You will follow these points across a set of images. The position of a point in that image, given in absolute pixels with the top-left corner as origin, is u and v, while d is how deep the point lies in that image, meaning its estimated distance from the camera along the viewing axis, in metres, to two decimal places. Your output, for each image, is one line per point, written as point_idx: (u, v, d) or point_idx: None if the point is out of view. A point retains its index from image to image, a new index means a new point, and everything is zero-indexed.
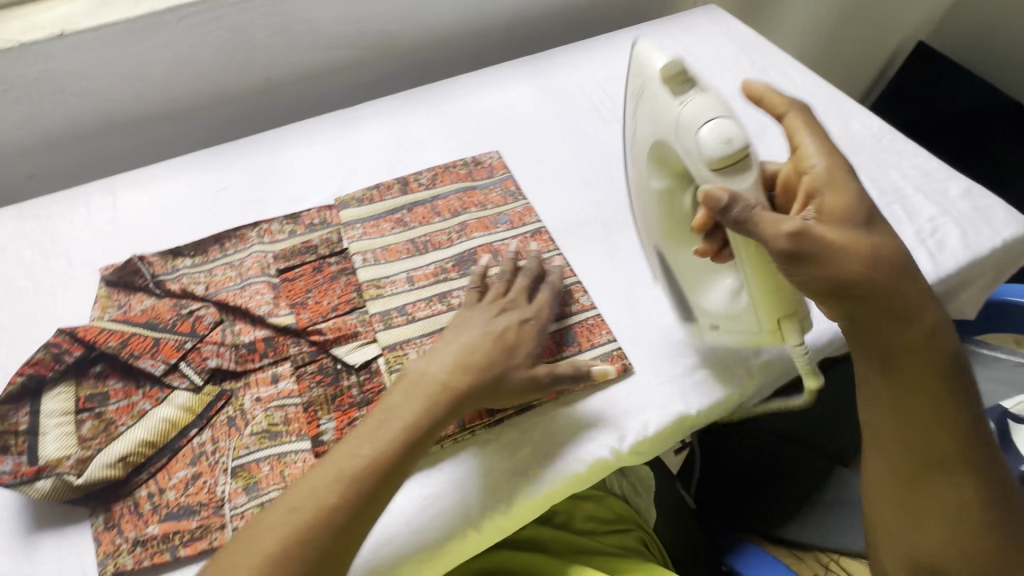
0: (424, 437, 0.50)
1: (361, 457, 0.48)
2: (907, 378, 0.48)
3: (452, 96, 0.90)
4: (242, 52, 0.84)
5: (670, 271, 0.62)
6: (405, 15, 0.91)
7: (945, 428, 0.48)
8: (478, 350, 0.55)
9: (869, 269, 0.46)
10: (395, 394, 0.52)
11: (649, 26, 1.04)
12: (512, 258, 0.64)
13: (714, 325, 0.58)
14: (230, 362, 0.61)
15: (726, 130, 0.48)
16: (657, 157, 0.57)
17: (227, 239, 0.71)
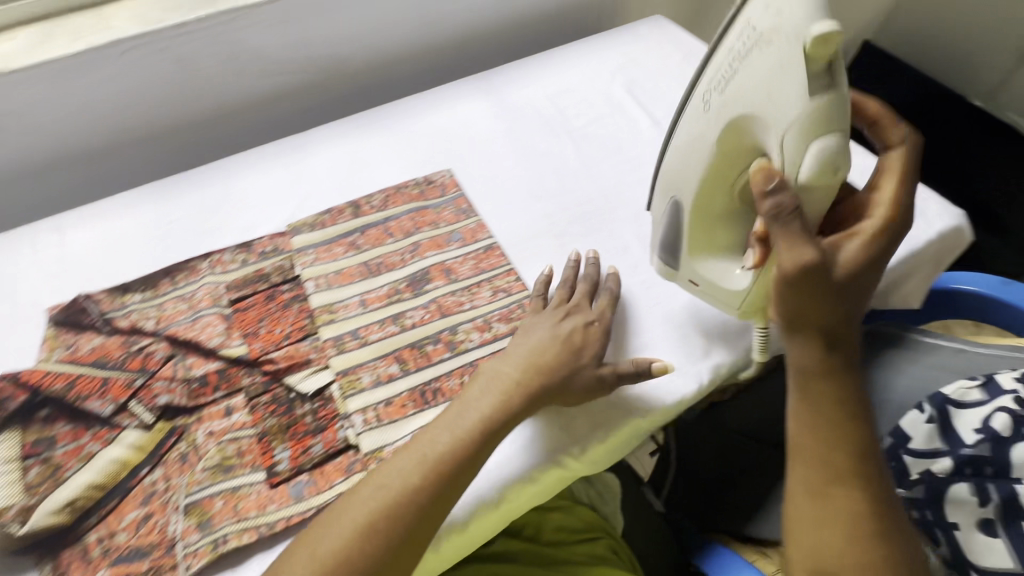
0: (497, 430, 0.54)
1: (441, 446, 0.52)
2: (820, 394, 0.51)
3: (404, 115, 0.91)
4: (189, 82, 0.84)
5: (672, 225, 0.64)
6: (353, 38, 0.91)
7: (847, 448, 0.50)
8: (550, 350, 0.58)
9: (824, 293, 0.49)
10: (472, 388, 0.56)
11: (598, 37, 1.06)
12: (572, 265, 0.68)
13: (693, 280, 0.64)
14: (182, 398, 0.61)
15: (830, 150, 0.49)
16: (734, 123, 0.53)
17: (178, 272, 0.71)
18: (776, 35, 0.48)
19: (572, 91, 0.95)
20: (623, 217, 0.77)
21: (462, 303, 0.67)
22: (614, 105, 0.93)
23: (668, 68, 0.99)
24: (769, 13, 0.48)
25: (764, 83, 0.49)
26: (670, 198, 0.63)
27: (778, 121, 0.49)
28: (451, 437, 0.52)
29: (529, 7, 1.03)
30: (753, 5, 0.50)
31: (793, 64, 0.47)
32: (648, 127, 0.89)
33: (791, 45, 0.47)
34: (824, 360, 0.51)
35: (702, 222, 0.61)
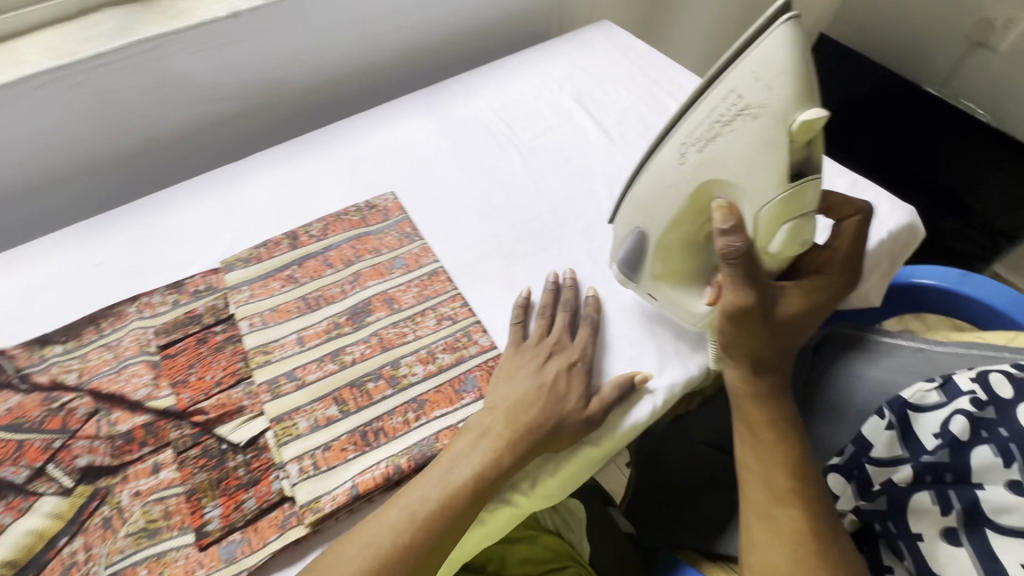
0: (487, 488, 0.52)
1: (431, 503, 0.50)
2: (759, 418, 0.57)
3: (345, 136, 0.87)
4: (114, 115, 0.80)
5: (632, 243, 0.62)
6: (289, 60, 0.88)
7: (787, 467, 0.55)
8: (539, 402, 0.55)
9: (761, 331, 0.54)
10: (459, 444, 0.53)
11: (546, 45, 1.04)
12: (552, 294, 0.66)
13: (654, 296, 0.63)
14: (105, 457, 0.57)
15: (798, 227, 0.51)
16: (708, 183, 0.53)
17: (103, 319, 0.67)
18: (763, 111, 0.46)
19: (519, 103, 0.93)
20: (572, 232, 0.75)
21: (405, 335, 0.64)
22: (562, 116, 0.91)
23: (617, 74, 0.97)
24: (758, 86, 0.46)
25: (747, 157, 0.49)
26: (633, 226, 0.61)
27: (754, 192, 0.50)
28: (440, 495, 0.50)
29: (473, 18, 1.00)
30: (740, 69, 0.47)
31: (776, 145, 0.47)
32: (596, 136, 0.87)
33: (778, 127, 0.46)
34: (756, 388, 0.57)
35: (666, 252, 0.60)
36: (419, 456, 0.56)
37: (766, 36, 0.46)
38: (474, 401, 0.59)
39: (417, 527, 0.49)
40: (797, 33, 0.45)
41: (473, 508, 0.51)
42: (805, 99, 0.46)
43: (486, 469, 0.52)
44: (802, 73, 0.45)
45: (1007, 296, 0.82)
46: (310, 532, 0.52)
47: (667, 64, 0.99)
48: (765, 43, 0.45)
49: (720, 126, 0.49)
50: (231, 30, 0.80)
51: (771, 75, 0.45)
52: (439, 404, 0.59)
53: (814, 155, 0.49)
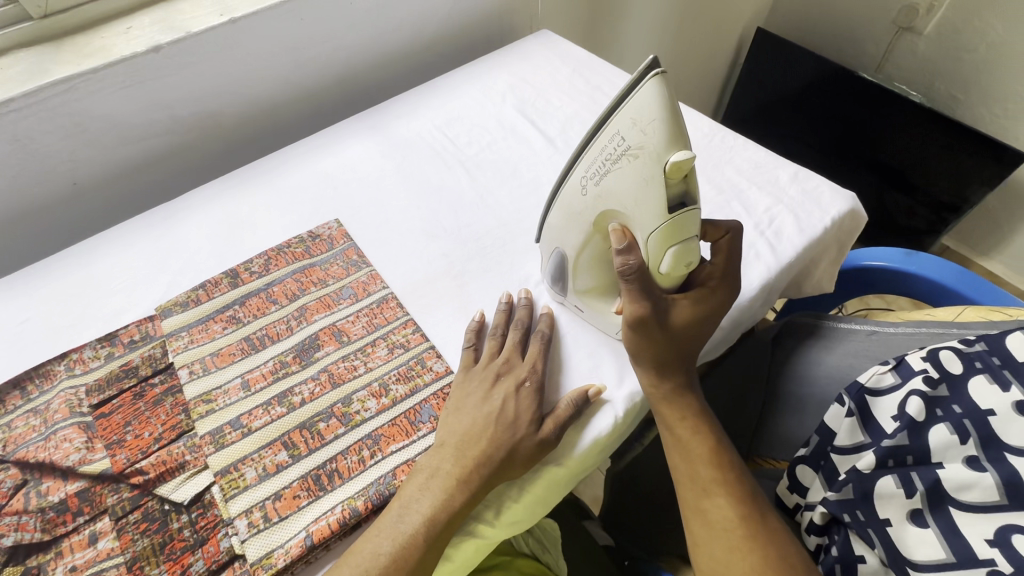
0: (442, 530, 0.50)
1: (385, 556, 0.48)
2: (672, 416, 0.58)
3: (285, 165, 0.85)
4: (33, 164, 0.75)
5: (557, 263, 0.60)
6: (220, 91, 0.85)
7: (707, 459, 0.56)
8: (486, 431, 0.54)
9: (658, 335, 0.55)
10: (410, 487, 0.52)
11: (487, 59, 1.03)
12: (503, 312, 0.64)
13: (580, 307, 0.63)
14: (35, 533, 0.52)
15: (682, 253, 0.50)
16: (605, 214, 0.52)
17: (30, 381, 0.62)
18: (642, 153, 0.46)
19: (463, 119, 0.91)
20: (524, 246, 0.74)
21: (356, 368, 0.62)
22: (507, 128, 0.90)
23: (559, 83, 0.97)
24: (635, 130, 0.45)
25: (632, 193, 0.48)
26: (552, 247, 0.60)
27: (641, 223, 0.49)
28: (395, 546, 0.48)
29: (410, 36, 0.99)
30: (622, 113, 0.46)
31: (654, 183, 0.46)
32: (542, 146, 0.87)
33: (654, 167, 0.45)
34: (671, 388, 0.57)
35: (587, 271, 0.58)
36: (377, 495, 0.53)
37: (641, 82, 0.45)
38: (431, 432, 0.57)
39: None
40: (666, 82, 0.44)
41: (432, 553, 0.49)
42: (678, 140, 0.45)
43: (439, 507, 0.50)
44: (675, 119, 0.44)
45: (954, 271, 0.85)
46: None
47: (607, 70, 1.00)
48: (640, 89, 0.45)
49: (609, 164, 0.49)
50: (153, 65, 0.77)
51: (647, 119, 0.45)
52: (395, 438, 0.57)
53: (693, 186, 0.47)
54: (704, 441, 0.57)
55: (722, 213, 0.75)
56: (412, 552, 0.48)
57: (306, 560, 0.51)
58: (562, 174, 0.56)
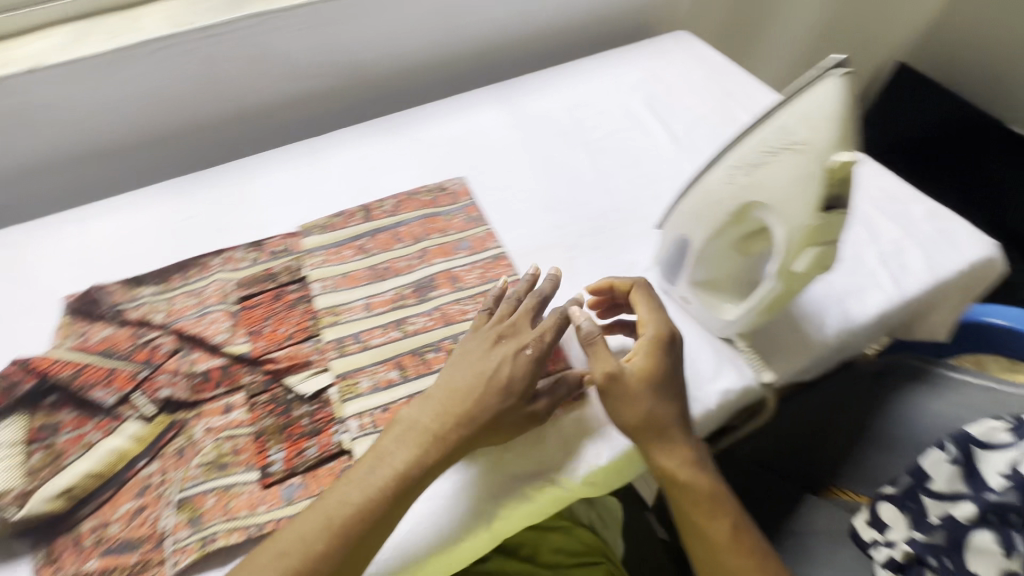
0: (411, 487, 0.51)
1: (350, 505, 0.49)
2: (685, 498, 0.56)
3: (422, 121, 0.91)
4: (214, 84, 0.85)
5: (680, 251, 0.63)
6: (376, 45, 0.92)
7: (726, 545, 0.55)
8: (473, 392, 0.54)
9: (643, 403, 0.55)
10: (386, 439, 0.53)
11: (623, 50, 1.05)
12: (526, 280, 0.64)
13: (687, 299, 0.65)
14: (183, 392, 0.61)
15: (816, 259, 0.49)
16: (745, 206, 0.52)
17: (189, 268, 0.72)
18: (805, 149, 0.46)
19: (591, 104, 0.94)
20: (635, 232, 0.75)
21: (466, 312, 0.67)
22: (633, 119, 0.91)
23: (692, 83, 0.97)
24: (806, 125, 0.46)
25: (782, 187, 0.48)
26: (677, 234, 0.62)
27: (783, 219, 0.48)
28: (364, 496, 0.50)
29: (552, 18, 1.02)
30: (794, 109, 0.48)
31: (813, 178, 0.46)
32: (666, 141, 0.87)
33: (815, 163, 0.46)
34: (678, 472, 0.56)
35: (706, 264, 0.60)
36: None
37: (824, 81, 0.46)
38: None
39: (334, 528, 0.48)
40: (854, 85, 0.45)
41: (399, 505, 0.50)
42: (848, 142, 0.45)
43: (410, 463, 0.51)
44: (850, 122, 0.45)
45: None
46: None
47: (743, 77, 0.98)
48: (821, 89, 0.46)
49: (766, 157, 0.49)
50: (330, 12, 0.84)
51: (821, 117, 0.45)
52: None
53: (851, 189, 0.46)
54: (717, 524, 0.55)
55: (845, 235, 0.73)
56: (377, 503, 0.50)
57: None
58: (707, 166, 0.56)
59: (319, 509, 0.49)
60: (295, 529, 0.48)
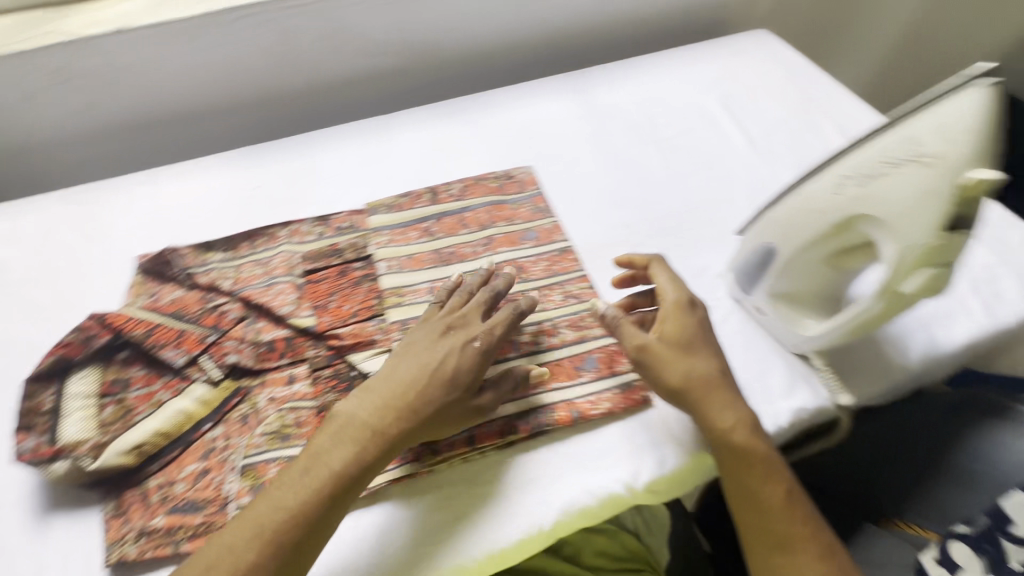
0: (351, 485, 0.49)
1: (282, 512, 0.46)
2: (735, 459, 0.52)
3: (490, 107, 0.89)
4: (288, 56, 0.85)
5: (760, 259, 0.60)
6: (450, 26, 0.90)
7: (779, 511, 0.49)
8: (415, 384, 0.52)
9: (681, 361, 0.54)
10: (322, 437, 0.50)
11: (699, 46, 1.01)
12: (483, 273, 0.62)
13: (762, 309, 0.62)
14: (249, 359, 0.61)
15: (928, 280, 0.47)
16: (851, 218, 0.49)
17: (257, 237, 0.72)
18: (936, 163, 0.43)
19: (663, 100, 0.91)
20: (706, 236, 0.72)
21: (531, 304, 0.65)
22: (708, 119, 0.88)
23: (771, 85, 0.93)
24: (938, 138, 0.44)
25: (903, 202, 0.45)
26: (761, 241, 0.59)
27: (898, 235, 0.46)
28: (300, 498, 0.47)
29: (628, 9, 0.99)
30: (924, 119, 0.45)
31: (942, 195, 0.43)
32: (741, 144, 0.84)
33: (946, 179, 0.43)
34: (733, 433, 0.52)
35: (791, 275, 0.58)
36: (535, 421, 0.57)
37: (962, 94, 0.44)
38: (591, 381, 0.59)
39: (266, 536, 0.45)
40: (1005, 96, 0.43)
41: (336, 507, 0.48)
42: (984, 160, 0.42)
43: (347, 462, 0.49)
44: (988, 139, 0.42)
45: None
46: (424, 470, 0.54)
47: (826, 82, 0.94)
48: (960, 100, 0.43)
49: (884, 167, 0.47)
50: None
51: (958, 130, 0.43)
52: (557, 377, 0.60)
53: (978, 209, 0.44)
54: (770, 487, 0.51)
55: None
56: (314, 504, 0.47)
57: (463, 458, 0.55)
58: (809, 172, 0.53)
59: (250, 520, 0.46)
60: (224, 539, 0.45)
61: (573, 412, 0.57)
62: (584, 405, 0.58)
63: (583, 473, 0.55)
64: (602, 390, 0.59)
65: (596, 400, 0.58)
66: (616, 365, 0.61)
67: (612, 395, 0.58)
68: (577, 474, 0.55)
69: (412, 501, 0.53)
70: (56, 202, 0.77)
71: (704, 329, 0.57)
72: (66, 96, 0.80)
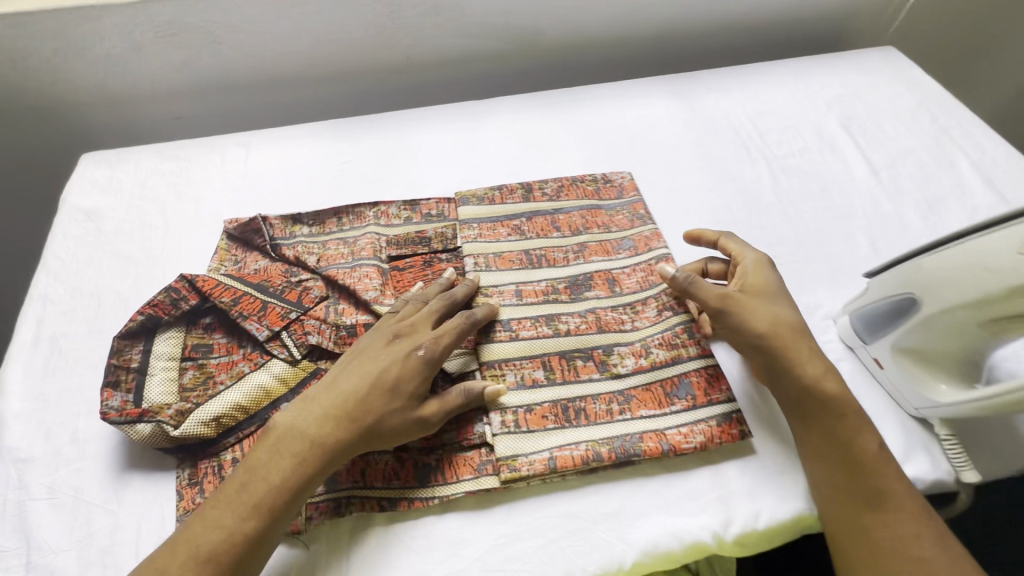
0: (290, 499, 0.47)
1: (221, 528, 0.45)
2: (819, 415, 0.50)
3: (589, 104, 0.85)
4: (390, 30, 0.83)
5: (894, 310, 0.54)
6: (557, 13, 0.85)
7: (865, 467, 0.48)
8: (355, 395, 0.51)
9: (767, 306, 0.54)
10: (259, 451, 0.49)
11: (819, 59, 0.93)
12: (441, 284, 0.60)
13: (882, 362, 0.56)
14: (329, 342, 0.59)
15: None
16: None
17: (345, 215, 0.70)
18: None
19: (777, 114, 0.84)
20: (818, 271, 0.67)
21: (623, 322, 0.61)
22: (826, 141, 0.81)
23: (898, 110, 0.84)
24: None
25: None
26: (900, 290, 0.53)
27: None
28: (238, 517, 0.46)
29: (746, 11, 0.92)
30: None
31: None
32: (862, 173, 0.77)
33: None
34: (825, 381, 0.51)
35: (932, 333, 0.51)
36: (622, 451, 0.52)
37: None
38: (684, 411, 0.55)
39: (202, 551, 0.44)
40: None
41: (276, 522, 0.46)
42: None
43: (284, 475, 0.47)
44: None
45: None
46: (500, 486, 0.52)
47: (963, 112, 0.84)
48: None
49: None
50: None
51: None
52: (647, 404, 0.55)
53: None
54: (857, 443, 0.49)
55: None
56: (253, 516, 0.46)
57: (542, 479, 0.52)
58: (988, 223, 0.48)
59: (187, 540, 0.45)
60: (161, 561, 0.44)
61: (663, 444, 0.53)
62: (675, 437, 0.53)
63: (669, 513, 0.51)
64: (696, 420, 0.54)
65: (689, 431, 0.53)
66: (713, 394, 0.55)
67: (706, 427, 0.54)
68: (662, 512, 0.51)
69: (488, 515, 0.51)
70: (156, 156, 0.79)
71: (785, 289, 0.57)
72: (171, 50, 0.80)
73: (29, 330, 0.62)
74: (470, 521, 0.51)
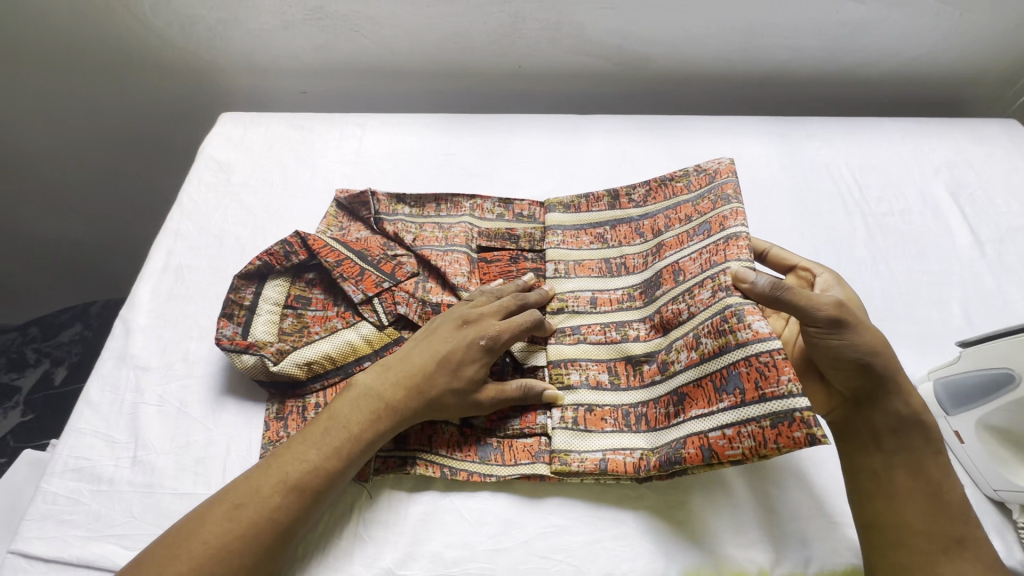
0: (364, 449, 0.51)
1: (303, 464, 0.49)
2: (908, 446, 0.48)
3: (686, 132, 0.86)
4: (509, 37, 0.88)
5: (989, 383, 0.53)
6: (670, 42, 0.88)
7: (950, 513, 0.46)
8: (427, 369, 0.54)
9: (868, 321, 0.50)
10: (340, 403, 0.53)
11: (932, 121, 0.91)
12: (521, 284, 0.63)
13: (962, 436, 0.54)
14: (415, 315, 0.62)
15: None
16: None
17: (444, 202, 0.75)
18: None
19: (879, 171, 0.82)
20: (903, 333, 0.65)
21: (680, 312, 0.56)
22: (929, 205, 0.79)
23: (1016, 184, 0.81)
24: None
25: None
26: (1000, 365, 0.52)
27: None
28: (320, 456, 0.49)
29: (861, 63, 0.91)
30: None
31: None
32: (965, 244, 0.74)
33: None
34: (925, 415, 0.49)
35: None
36: (664, 456, 0.51)
37: None
38: (733, 408, 0.49)
39: (286, 482, 0.48)
40: None
41: (350, 468, 0.50)
42: None
43: (363, 426, 0.51)
44: None
45: None
46: (553, 476, 0.54)
47: None
48: None
49: None
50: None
51: None
52: (697, 401, 0.52)
53: None
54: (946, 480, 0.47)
55: None
56: (333, 458, 0.50)
57: (594, 478, 0.54)
58: None
59: (274, 469, 0.48)
60: (251, 482, 0.47)
61: (705, 450, 0.49)
62: (718, 441, 0.49)
63: (716, 536, 0.51)
64: (745, 419, 0.48)
65: (735, 435, 0.48)
66: (768, 387, 0.48)
67: (757, 428, 0.48)
68: (710, 536, 0.51)
69: (539, 503, 0.54)
70: (284, 123, 0.87)
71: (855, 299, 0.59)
72: (313, 32, 0.89)
73: (160, 258, 0.70)
74: (521, 504, 0.54)
